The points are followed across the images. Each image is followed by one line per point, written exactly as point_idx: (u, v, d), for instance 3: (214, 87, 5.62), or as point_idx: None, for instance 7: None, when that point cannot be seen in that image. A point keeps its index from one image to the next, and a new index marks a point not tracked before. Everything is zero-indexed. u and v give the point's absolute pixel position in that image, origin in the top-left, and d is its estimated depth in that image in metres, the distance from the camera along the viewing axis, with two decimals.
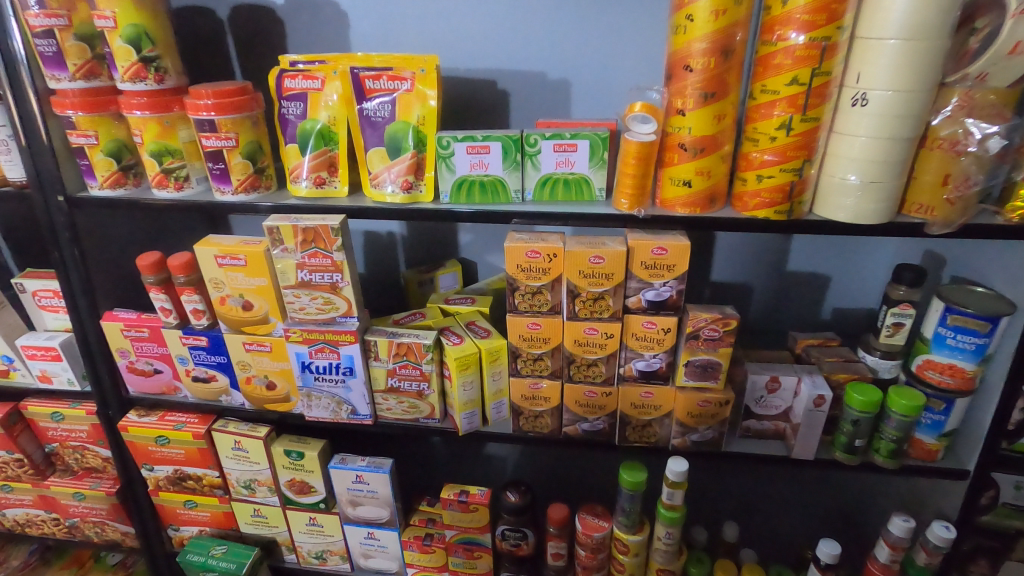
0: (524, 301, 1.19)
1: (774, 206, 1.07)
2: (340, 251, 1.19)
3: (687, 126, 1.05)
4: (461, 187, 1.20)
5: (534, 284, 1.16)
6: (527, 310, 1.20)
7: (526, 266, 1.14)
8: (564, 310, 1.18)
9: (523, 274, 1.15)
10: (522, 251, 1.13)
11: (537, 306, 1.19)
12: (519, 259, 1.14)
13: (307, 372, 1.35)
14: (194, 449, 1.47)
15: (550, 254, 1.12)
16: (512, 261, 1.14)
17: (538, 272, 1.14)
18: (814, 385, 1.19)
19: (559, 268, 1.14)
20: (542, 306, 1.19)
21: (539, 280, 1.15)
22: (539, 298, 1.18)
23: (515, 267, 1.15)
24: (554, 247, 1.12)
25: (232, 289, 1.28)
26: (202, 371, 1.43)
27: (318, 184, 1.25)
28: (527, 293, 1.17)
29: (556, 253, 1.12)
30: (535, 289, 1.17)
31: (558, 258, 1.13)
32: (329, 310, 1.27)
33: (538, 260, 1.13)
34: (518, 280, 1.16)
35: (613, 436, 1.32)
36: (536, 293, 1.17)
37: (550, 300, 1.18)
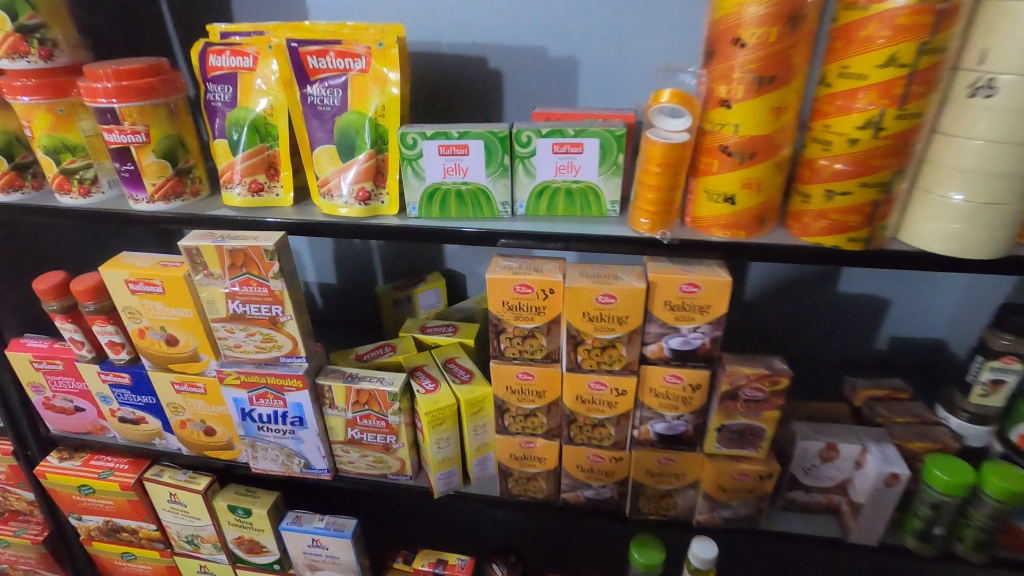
0: (512, 346, 0.93)
1: (848, 232, 0.79)
2: (278, 278, 0.94)
3: (732, 123, 0.77)
4: (433, 197, 0.93)
5: (525, 327, 0.90)
6: (516, 356, 0.94)
7: (515, 304, 0.88)
8: (563, 359, 0.92)
9: (512, 315, 0.89)
10: (509, 285, 0.87)
11: (529, 352, 0.93)
12: (505, 295, 0.88)
13: (248, 421, 1.10)
14: (124, 500, 1.24)
15: (545, 290, 0.86)
16: (495, 298, 0.88)
17: (531, 312, 0.88)
18: (883, 458, 0.93)
19: (556, 308, 0.87)
20: (537, 353, 0.93)
21: (532, 323, 0.89)
22: (533, 344, 0.92)
23: (499, 304, 0.89)
24: (549, 281, 0.86)
25: (151, 321, 1.03)
26: (128, 412, 1.19)
27: (254, 192, 0.99)
28: (516, 337, 0.92)
29: (552, 289, 0.86)
30: (526, 333, 0.91)
31: (555, 295, 0.86)
32: (270, 348, 1.02)
33: (529, 297, 0.87)
34: (504, 320, 0.90)
35: (622, 506, 1.06)
36: (528, 337, 0.91)
37: (545, 347, 0.92)
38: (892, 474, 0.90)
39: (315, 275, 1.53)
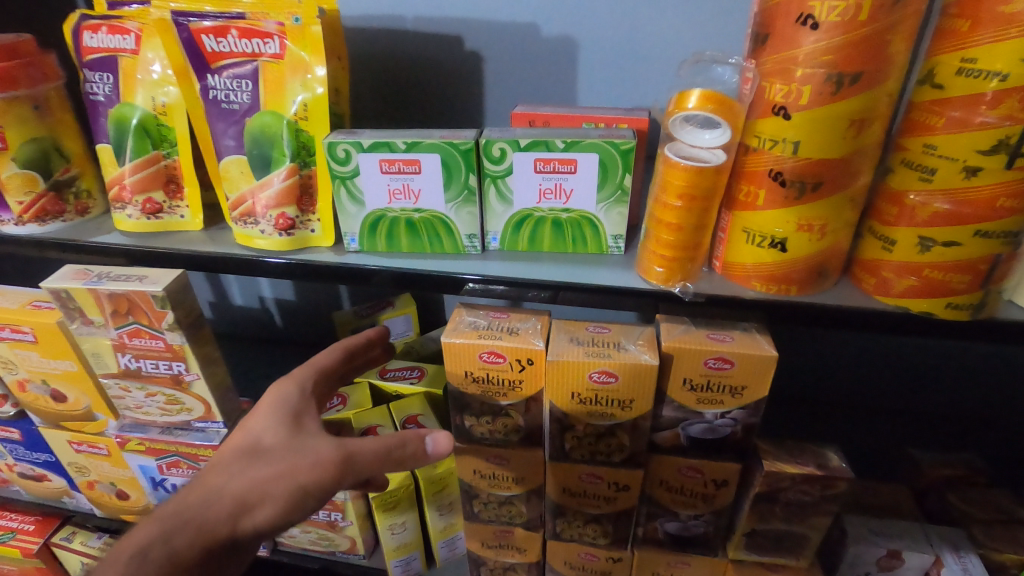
0: (479, 427, 0.71)
1: (949, 295, 0.56)
2: (175, 330, 0.72)
3: (788, 138, 0.54)
4: (378, 227, 0.70)
5: (495, 403, 0.68)
6: (484, 437, 0.72)
7: (481, 377, 0.66)
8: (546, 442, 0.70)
9: (479, 389, 0.67)
10: (471, 353, 0.64)
11: (501, 434, 0.71)
12: (466, 365, 0.65)
13: (162, 490, 0.89)
14: (29, 566, 1.05)
15: (521, 360, 0.64)
16: (453, 369, 0.66)
17: (503, 387, 0.66)
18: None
19: (536, 384, 0.65)
20: (513, 436, 0.71)
21: (504, 400, 0.67)
22: (507, 424, 0.70)
23: (461, 376, 0.66)
24: (527, 350, 0.63)
25: (28, 373, 0.81)
26: (27, 468, 0.99)
27: (150, 214, 0.76)
28: (485, 415, 0.69)
29: (529, 360, 0.63)
30: (498, 411, 0.69)
31: (533, 367, 0.64)
32: (177, 411, 0.81)
33: (499, 369, 0.65)
34: (468, 395, 0.68)
35: None
36: (500, 415, 0.69)
37: (523, 428, 0.70)
38: None
39: (271, 291, 1.30)
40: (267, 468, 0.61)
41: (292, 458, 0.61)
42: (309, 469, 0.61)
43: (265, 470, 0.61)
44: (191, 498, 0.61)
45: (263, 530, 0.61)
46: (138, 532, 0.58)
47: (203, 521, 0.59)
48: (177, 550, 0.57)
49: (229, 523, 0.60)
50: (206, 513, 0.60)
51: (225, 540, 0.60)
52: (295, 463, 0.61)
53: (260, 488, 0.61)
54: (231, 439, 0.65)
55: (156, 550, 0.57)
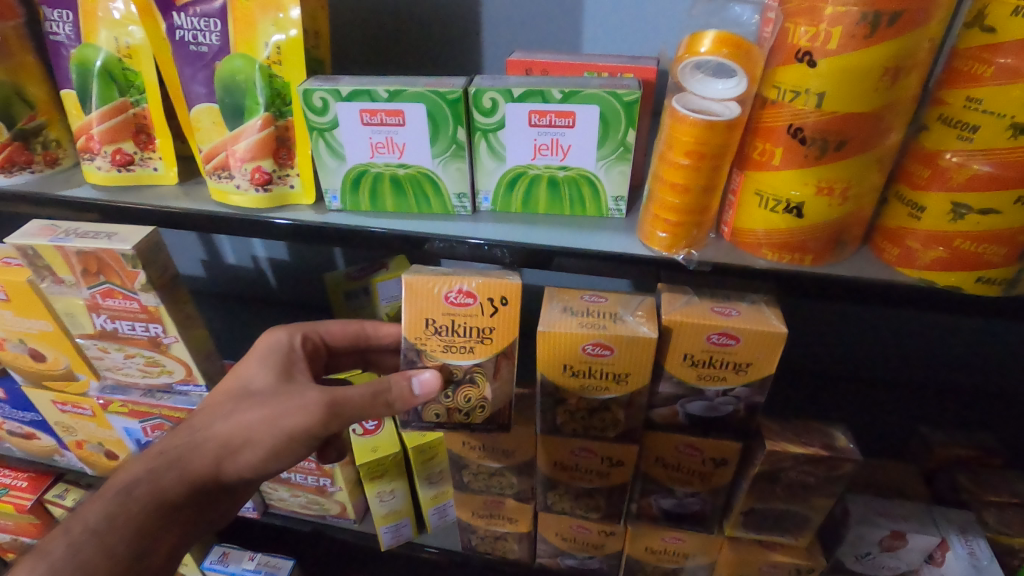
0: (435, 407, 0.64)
1: (981, 268, 0.51)
2: (148, 291, 0.68)
3: (812, 89, 0.48)
4: (360, 184, 0.65)
5: (459, 364, 0.63)
6: (440, 420, 0.65)
7: (446, 325, 0.61)
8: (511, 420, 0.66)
9: (442, 347, 0.62)
10: (438, 294, 0.60)
11: (462, 413, 0.65)
12: (431, 312, 0.61)
13: (148, 452, 0.88)
14: (24, 521, 1.05)
15: (492, 300, 0.61)
16: (416, 318, 0.61)
17: (471, 338, 0.61)
18: (970, 561, 0.68)
19: (505, 333, 0.61)
20: (477, 414, 0.65)
21: (470, 359, 0.62)
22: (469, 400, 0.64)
23: (422, 326, 0.61)
24: (499, 287, 0.60)
25: (5, 332, 0.79)
26: (16, 426, 0.98)
27: (121, 165, 0.71)
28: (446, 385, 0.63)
29: (501, 299, 0.60)
30: (461, 376, 0.63)
31: (505, 309, 0.60)
32: (158, 374, 0.78)
33: (467, 314, 0.61)
34: (428, 352, 0.62)
35: None
36: (462, 382, 0.63)
37: (489, 400, 0.64)
38: None
39: (264, 250, 1.26)
40: (252, 412, 0.64)
41: (276, 404, 0.64)
42: (290, 414, 0.63)
43: (249, 411, 0.64)
44: (176, 442, 0.65)
45: (245, 473, 0.65)
46: (128, 471, 0.64)
47: (185, 464, 0.63)
48: (159, 489, 0.63)
49: (207, 471, 0.64)
50: (192, 454, 0.64)
51: (207, 483, 0.65)
52: (279, 408, 0.63)
53: (241, 431, 0.64)
54: (223, 385, 0.69)
55: (141, 487, 0.62)
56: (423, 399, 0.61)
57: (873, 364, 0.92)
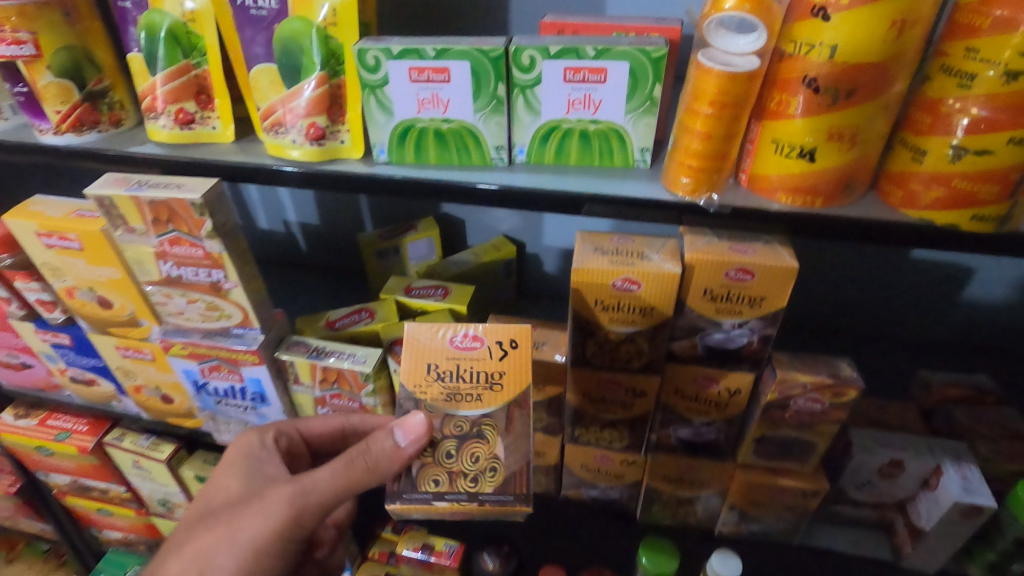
0: (434, 474, 0.65)
1: (977, 205, 0.56)
2: (213, 238, 0.75)
3: (825, 42, 0.53)
4: (406, 138, 0.71)
5: (468, 414, 0.66)
6: (438, 489, 0.64)
7: (452, 370, 0.68)
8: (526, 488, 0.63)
9: (447, 395, 0.67)
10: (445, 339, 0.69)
11: (469, 481, 0.64)
12: (439, 356, 0.69)
13: (204, 393, 0.95)
14: (85, 463, 1.14)
15: (501, 345, 0.69)
16: (425, 363, 0.69)
17: (479, 385, 0.67)
18: (962, 483, 0.74)
19: (512, 380, 0.68)
20: (487, 480, 0.64)
21: (477, 408, 0.67)
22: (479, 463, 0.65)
23: (429, 372, 0.68)
24: (507, 331, 0.69)
25: (76, 280, 0.86)
26: (78, 373, 1.06)
27: (183, 124, 0.77)
28: (451, 440, 0.66)
29: (508, 342, 0.69)
30: (469, 430, 0.66)
31: (512, 351, 0.69)
32: (217, 318, 0.85)
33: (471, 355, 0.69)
34: (432, 400, 0.67)
35: (632, 506, 0.91)
36: (470, 438, 0.65)
37: (500, 460, 0.65)
38: (973, 506, 0.72)
39: (296, 215, 1.32)
40: (216, 531, 0.69)
41: (242, 509, 0.69)
42: (257, 521, 0.68)
43: (211, 529, 0.69)
44: None
45: None
46: None
47: None
48: None
49: None
50: None
51: None
52: (247, 511, 0.69)
53: (207, 553, 0.68)
54: (199, 505, 0.75)
55: None
56: (412, 448, 0.64)
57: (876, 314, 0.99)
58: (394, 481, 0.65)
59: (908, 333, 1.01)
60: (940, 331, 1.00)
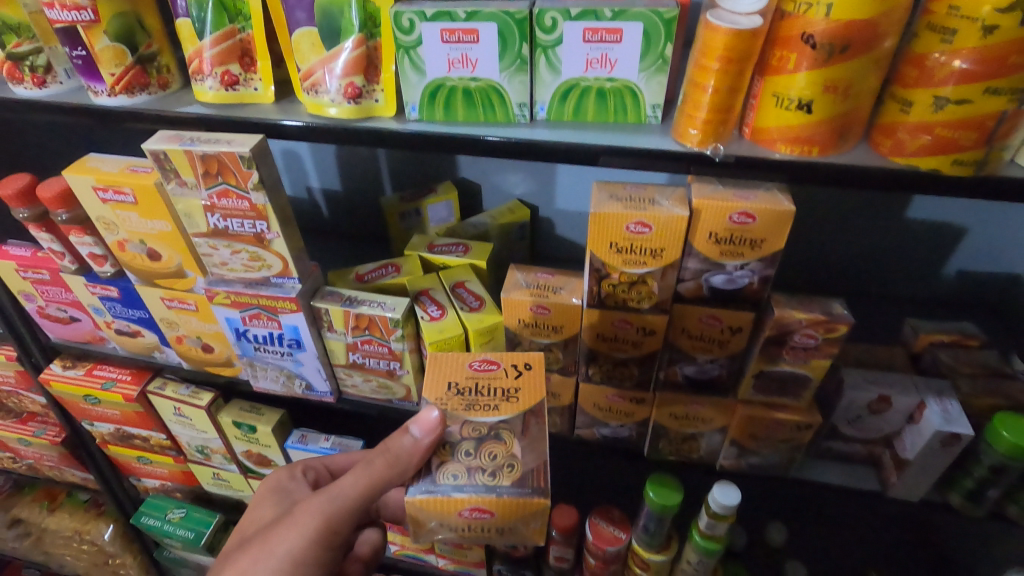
0: (453, 470, 0.73)
1: (957, 151, 0.62)
2: (259, 190, 0.82)
3: (822, 1, 0.59)
4: (436, 96, 0.77)
5: (484, 420, 0.74)
6: (457, 483, 0.72)
7: (472, 386, 0.76)
8: (542, 483, 0.71)
9: (466, 405, 0.75)
10: (465, 363, 0.78)
11: (487, 475, 0.72)
12: (459, 376, 0.78)
13: (244, 341, 1.03)
14: (130, 410, 1.22)
15: (518, 365, 0.78)
16: (447, 379, 0.77)
17: (496, 398, 0.75)
18: (942, 415, 0.81)
19: (527, 394, 0.76)
20: (504, 475, 0.72)
21: (494, 415, 0.74)
22: (497, 460, 0.73)
23: (450, 387, 0.76)
24: (525, 355, 0.78)
25: (128, 233, 0.93)
26: (123, 325, 1.13)
27: (228, 85, 0.83)
28: (470, 441, 0.74)
29: (523, 364, 0.78)
30: (486, 432, 0.74)
31: (526, 371, 0.77)
32: (258, 268, 0.93)
33: (489, 374, 0.77)
34: (450, 411, 0.74)
35: (641, 444, 0.99)
36: (487, 440, 0.73)
37: (517, 459, 0.73)
38: (951, 434, 0.80)
39: (318, 180, 1.37)
40: (255, 551, 0.76)
41: (277, 526, 0.78)
42: (294, 530, 0.77)
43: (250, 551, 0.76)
44: None
45: None
46: None
47: None
48: None
49: None
50: None
51: None
52: (282, 525, 0.78)
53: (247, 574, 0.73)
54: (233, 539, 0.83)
55: None
56: (428, 438, 0.72)
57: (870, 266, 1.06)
58: (417, 476, 0.73)
59: (901, 286, 1.07)
60: (931, 284, 1.06)
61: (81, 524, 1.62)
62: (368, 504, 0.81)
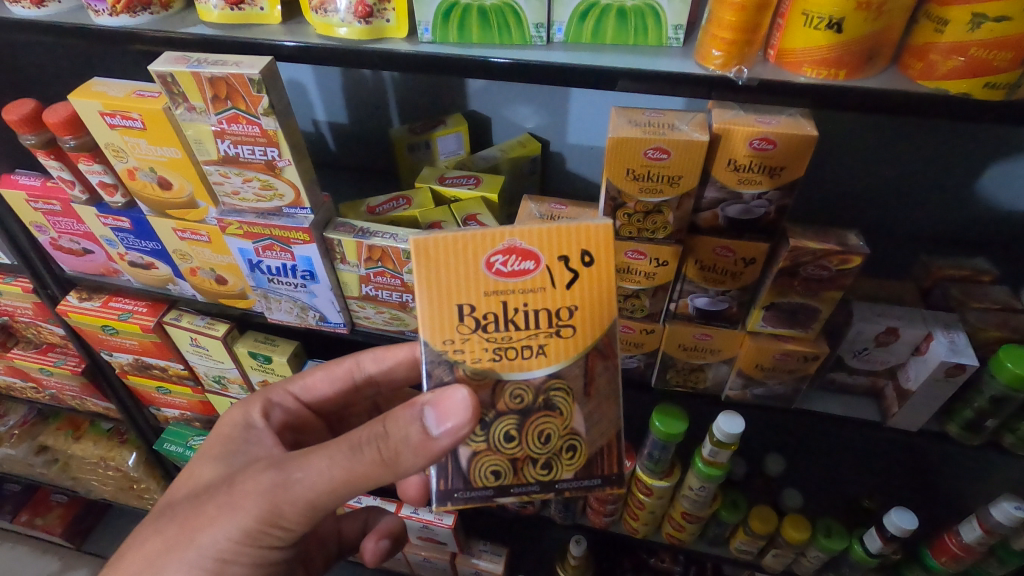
0: (497, 466, 0.70)
1: (989, 73, 0.60)
2: (269, 115, 0.82)
3: None
4: (450, 14, 0.74)
5: (534, 374, 0.69)
6: (501, 482, 0.70)
7: (502, 309, 0.68)
8: (613, 469, 0.72)
9: (500, 344, 0.68)
10: (477, 271, 0.67)
11: (541, 467, 0.70)
12: (478, 294, 0.67)
13: (258, 272, 1.04)
14: (147, 341, 1.25)
15: (561, 266, 0.68)
16: (461, 304, 0.67)
17: (540, 323, 0.68)
18: (949, 347, 0.83)
19: (580, 317, 0.69)
20: (564, 464, 0.71)
21: (544, 362, 0.69)
22: (553, 443, 0.70)
23: (471, 317, 0.67)
24: (578, 244, 0.67)
25: (138, 161, 0.93)
26: (137, 257, 1.14)
27: (233, 4, 0.80)
28: (511, 418, 0.69)
29: (579, 255, 0.68)
30: (531, 401, 0.69)
31: (579, 273, 0.68)
32: (271, 198, 0.93)
33: (517, 280, 0.67)
34: (474, 350, 0.68)
35: (649, 375, 1.01)
36: (537, 414, 0.69)
37: (578, 437, 0.71)
38: (956, 365, 0.81)
39: (325, 113, 1.33)
40: (193, 520, 0.73)
41: (221, 497, 0.73)
42: (228, 515, 0.71)
43: (186, 520, 0.73)
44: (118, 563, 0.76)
45: None
46: None
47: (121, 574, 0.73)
48: None
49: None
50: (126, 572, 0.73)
51: None
52: (226, 496, 0.72)
53: (179, 542, 0.73)
54: (179, 481, 0.80)
55: None
56: (445, 442, 0.64)
57: (887, 200, 1.05)
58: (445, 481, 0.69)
59: (918, 222, 1.07)
60: (949, 222, 1.05)
61: (105, 451, 1.69)
62: (338, 497, 0.70)
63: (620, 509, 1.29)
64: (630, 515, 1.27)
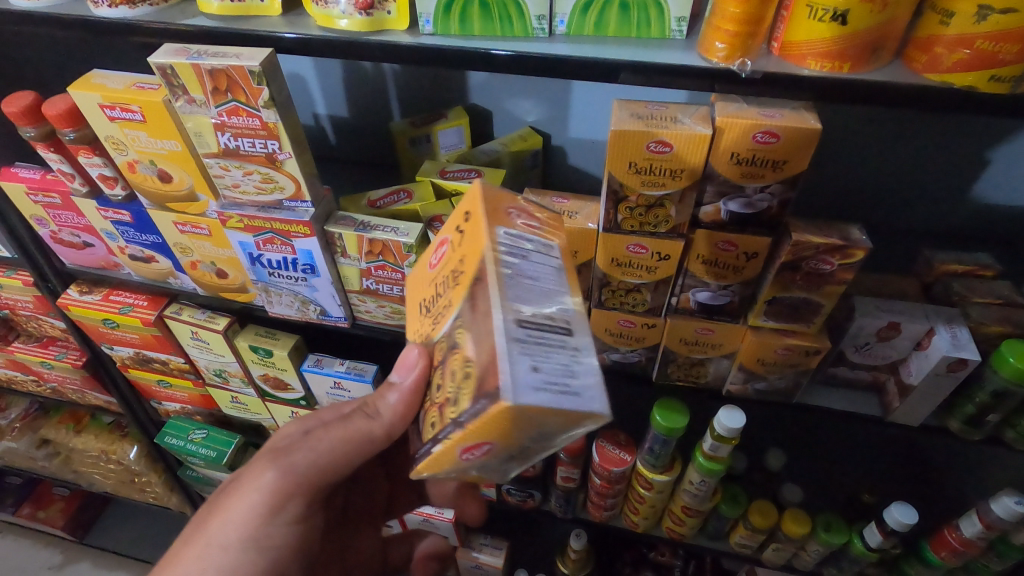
0: (433, 415, 0.59)
1: (995, 66, 0.60)
2: (270, 108, 0.81)
3: None
4: (451, 5, 0.73)
5: (444, 328, 0.59)
6: (433, 431, 0.57)
7: (432, 291, 0.65)
8: (496, 380, 0.48)
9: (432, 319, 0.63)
10: (427, 271, 0.69)
11: (453, 405, 0.54)
12: (426, 284, 0.68)
13: (259, 265, 1.04)
14: (148, 335, 1.25)
15: (458, 231, 0.62)
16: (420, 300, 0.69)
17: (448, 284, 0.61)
18: (951, 342, 0.83)
19: (465, 255, 0.58)
20: (466, 391, 0.52)
21: (448, 314, 0.58)
22: (457, 377, 0.55)
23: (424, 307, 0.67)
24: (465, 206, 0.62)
25: (138, 154, 0.93)
26: (138, 251, 1.13)
27: None
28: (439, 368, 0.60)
29: (465, 217, 0.62)
30: (445, 345, 0.58)
31: (465, 227, 0.60)
32: (271, 191, 0.92)
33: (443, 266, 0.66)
34: (423, 330, 0.66)
35: (649, 370, 1.01)
36: (448, 351, 0.57)
37: (472, 360, 0.52)
38: (958, 359, 0.81)
39: (325, 107, 1.33)
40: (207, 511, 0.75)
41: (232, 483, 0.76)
42: (235, 496, 0.73)
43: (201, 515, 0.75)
44: None
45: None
46: None
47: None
48: None
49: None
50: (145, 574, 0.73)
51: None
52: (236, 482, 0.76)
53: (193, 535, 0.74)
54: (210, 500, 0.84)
55: None
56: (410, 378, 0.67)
57: (890, 194, 1.05)
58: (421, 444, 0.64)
59: (921, 217, 1.06)
60: (951, 217, 1.05)
61: (106, 444, 1.69)
62: (339, 460, 0.74)
63: (620, 503, 1.29)
64: (630, 510, 1.27)
